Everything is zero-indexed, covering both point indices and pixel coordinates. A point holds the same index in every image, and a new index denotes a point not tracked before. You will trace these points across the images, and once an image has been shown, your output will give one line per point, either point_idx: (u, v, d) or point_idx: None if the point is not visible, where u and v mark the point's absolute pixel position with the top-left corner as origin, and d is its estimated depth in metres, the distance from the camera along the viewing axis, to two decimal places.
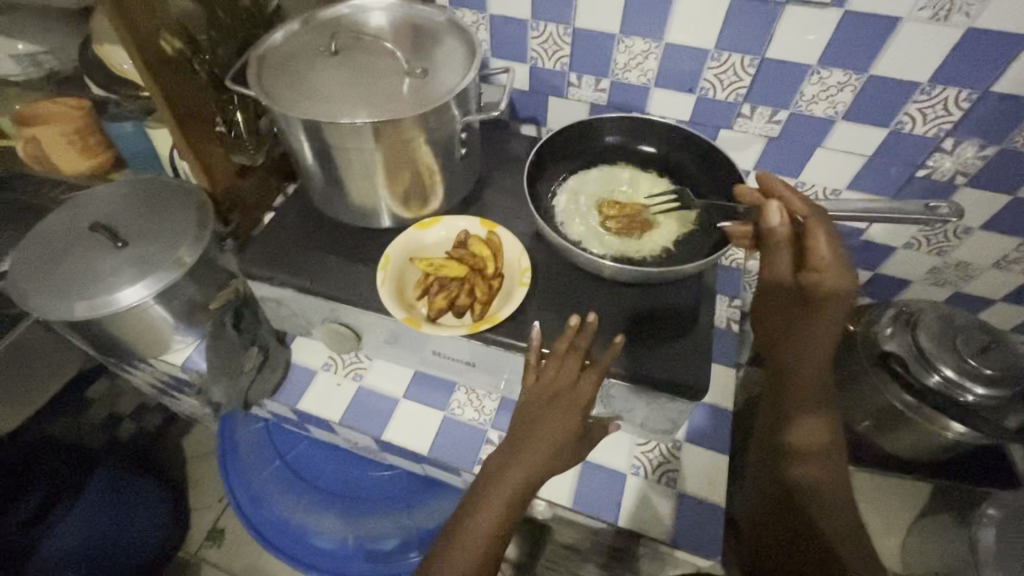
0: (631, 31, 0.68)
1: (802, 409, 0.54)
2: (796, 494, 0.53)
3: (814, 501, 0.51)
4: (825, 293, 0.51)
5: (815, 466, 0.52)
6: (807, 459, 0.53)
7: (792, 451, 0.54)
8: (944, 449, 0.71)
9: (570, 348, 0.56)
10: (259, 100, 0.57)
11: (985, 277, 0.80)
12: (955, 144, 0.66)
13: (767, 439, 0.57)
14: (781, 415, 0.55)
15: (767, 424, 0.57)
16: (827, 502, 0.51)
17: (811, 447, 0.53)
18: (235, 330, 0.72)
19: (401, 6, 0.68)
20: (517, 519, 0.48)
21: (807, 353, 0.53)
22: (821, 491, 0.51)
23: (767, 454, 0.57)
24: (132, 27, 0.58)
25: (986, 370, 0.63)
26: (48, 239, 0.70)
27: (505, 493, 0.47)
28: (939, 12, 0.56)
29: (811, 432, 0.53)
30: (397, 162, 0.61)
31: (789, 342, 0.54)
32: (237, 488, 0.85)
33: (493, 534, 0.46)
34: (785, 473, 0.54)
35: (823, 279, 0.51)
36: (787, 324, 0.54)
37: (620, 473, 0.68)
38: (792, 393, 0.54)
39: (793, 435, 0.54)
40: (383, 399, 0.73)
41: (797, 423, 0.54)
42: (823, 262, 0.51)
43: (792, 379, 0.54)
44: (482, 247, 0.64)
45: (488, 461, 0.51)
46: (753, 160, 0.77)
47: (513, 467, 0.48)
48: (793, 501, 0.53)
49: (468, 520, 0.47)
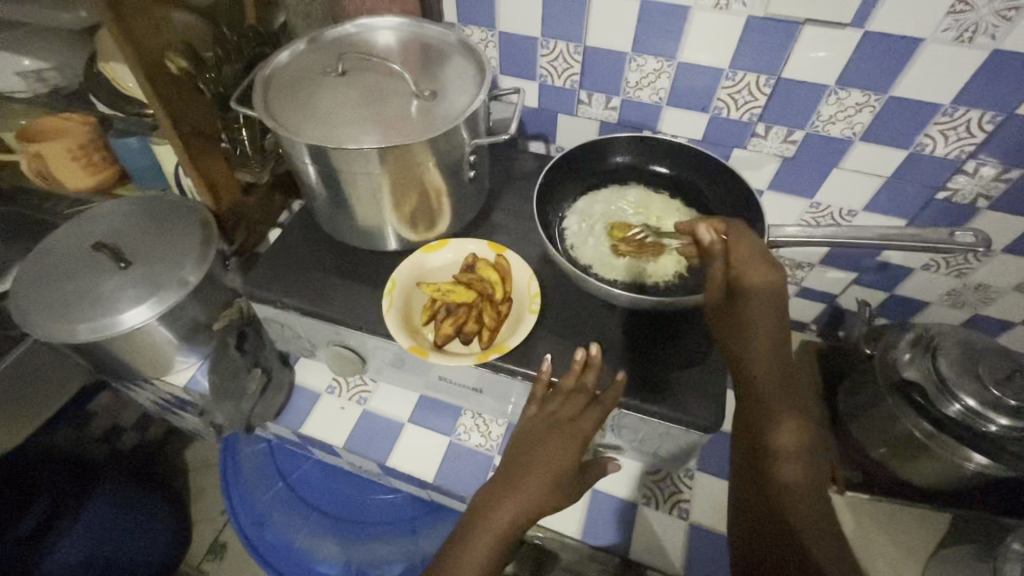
0: (643, 49, 0.67)
1: (770, 407, 0.48)
2: (769, 500, 0.45)
3: (792, 506, 0.43)
4: (753, 285, 0.52)
5: (792, 468, 0.45)
6: (786, 460, 0.46)
7: (766, 454, 0.47)
8: (965, 480, 0.68)
9: (576, 386, 0.56)
10: (264, 123, 0.56)
11: (1006, 301, 0.77)
12: (977, 166, 0.64)
13: (742, 451, 0.50)
14: (754, 419, 0.49)
15: (741, 431, 0.50)
16: (804, 506, 0.43)
17: (789, 447, 0.46)
18: (240, 351, 0.70)
19: (409, 25, 0.67)
20: (510, 552, 0.48)
21: (761, 350, 0.51)
22: (801, 496, 0.44)
23: (742, 466, 0.49)
24: (137, 46, 0.57)
25: (1009, 401, 0.60)
26: (50, 259, 0.69)
27: (498, 527, 0.47)
28: (964, 33, 0.54)
29: (784, 432, 0.47)
30: (404, 185, 0.60)
31: (744, 341, 0.52)
32: (239, 510, 0.84)
33: (486, 565, 0.45)
34: (761, 478, 0.46)
35: (753, 274, 0.52)
36: (741, 324, 0.52)
37: (631, 503, 0.66)
38: (760, 392, 0.50)
39: (766, 436, 0.47)
40: (387, 423, 0.71)
41: (770, 422, 0.48)
42: (747, 259, 0.53)
43: (753, 378, 0.50)
44: (490, 272, 0.63)
45: (480, 493, 0.50)
46: (767, 180, 0.76)
47: (509, 497, 0.48)
48: (769, 507, 0.44)
49: (459, 551, 0.46)
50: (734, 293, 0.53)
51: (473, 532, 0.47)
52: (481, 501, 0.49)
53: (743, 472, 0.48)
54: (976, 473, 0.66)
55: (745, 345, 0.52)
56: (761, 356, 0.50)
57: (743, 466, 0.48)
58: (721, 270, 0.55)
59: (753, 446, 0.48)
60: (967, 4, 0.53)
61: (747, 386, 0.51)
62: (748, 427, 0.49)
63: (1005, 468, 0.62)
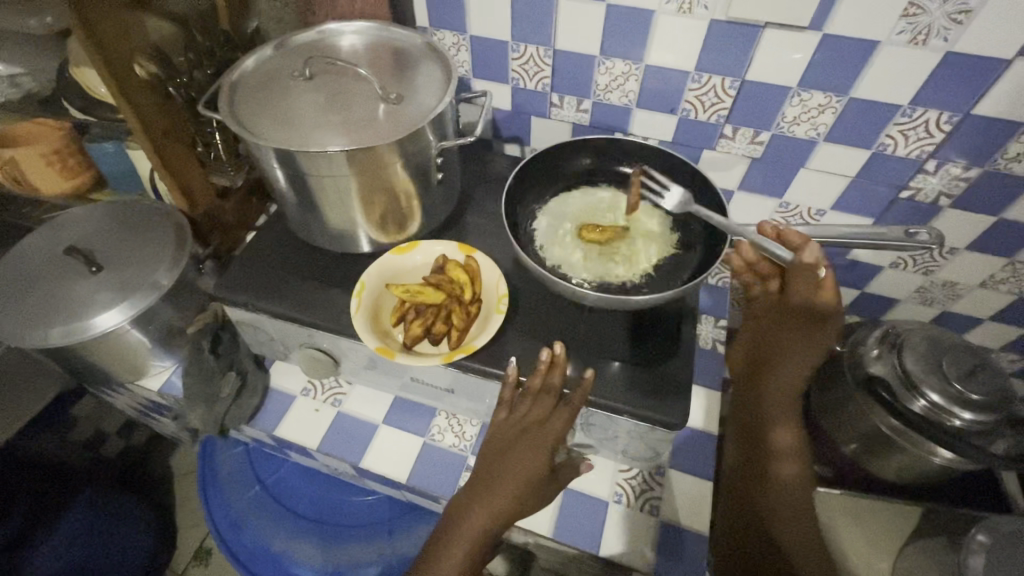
0: (611, 52, 0.68)
1: (779, 411, 0.61)
2: (768, 491, 0.58)
3: (784, 499, 0.57)
4: (811, 302, 0.59)
5: (789, 469, 0.58)
6: (786, 460, 0.59)
7: (772, 449, 0.59)
8: (931, 474, 0.70)
9: (543, 387, 0.57)
10: (232, 129, 0.56)
11: (973, 297, 0.79)
12: (938, 165, 0.65)
13: (750, 440, 0.62)
14: (765, 415, 0.61)
15: (749, 422, 0.63)
16: (792, 500, 0.57)
17: (788, 449, 0.59)
18: (214, 355, 0.70)
19: (379, 29, 0.68)
20: (490, 544, 0.52)
21: (792, 365, 0.61)
22: (794, 492, 0.57)
23: (748, 454, 0.62)
24: (105, 52, 0.57)
25: (972, 396, 0.62)
26: (24, 264, 0.69)
27: (480, 522, 0.51)
28: (917, 36, 0.56)
29: (789, 433, 0.60)
30: (374, 188, 0.61)
31: (782, 354, 0.62)
32: (216, 513, 0.84)
33: (473, 550, 0.51)
34: (761, 467, 0.60)
35: (826, 299, 0.59)
36: (787, 336, 0.62)
37: (603, 501, 0.67)
38: (776, 397, 0.61)
39: (772, 435, 0.60)
40: (361, 424, 0.72)
41: (778, 423, 0.60)
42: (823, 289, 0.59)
43: (775, 385, 0.62)
44: (458, 272, 0.63)
45: (463, 490, 0.55)
46: (737, 180, 0.77)
47: (491, 495, 0.53)
48: (766, 494, 0.58)
49: (450, 535, 0.52)
50: (805, 314, 0.60)
51: (462, 522, 0.52)
52: (462, 499, 0.54)
53: (746, 459, 0.62)
54: (941, 466, 0.67)
55: (783, 358, 0.62)
56: (788, 369, 0.61)
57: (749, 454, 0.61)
58: (806, 289, 0.59)
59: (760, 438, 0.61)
60: (918, 8, 0.54)
61: (766, 387, 0.62)
62: (757, 421, 0.62)
63: (970, 461, 0.63)
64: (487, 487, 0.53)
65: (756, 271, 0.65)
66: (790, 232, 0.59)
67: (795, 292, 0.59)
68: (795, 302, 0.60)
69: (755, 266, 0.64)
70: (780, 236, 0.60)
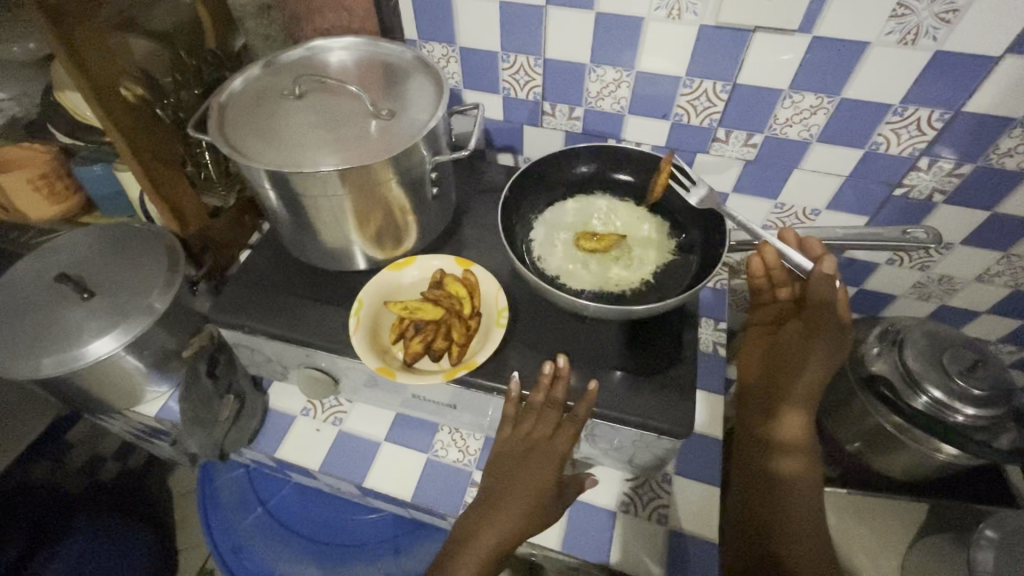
0: (601, 60, 0.68)
1: (786, 405, 0.62)
2: (772, 481, 0.61)
3: (787, 491, 0.59)
4: (825, 306, 0.61)
5: (794, 464, 0.60)
6: (791, 454, 0.61)
7: (779, 443, 0.61)
8: (937, 470, 0.69)
9: (547, 402, 0.57)
10: (224, 152, 0.55)
11: (970, 291, 0.79)
12: (931, 162, 0.66)
13: (758, 431, 0.64)
14: (770, 410, 0.64)
15: (761, 413, 0.65)
16: (795, 495, 0.59)
17: (794, 443, 0.61)
18: (211, 378, 0.66)
19: (367, 44, 0.68)
20: (503, 559, 0.52)
21: (803, 359, 0.62)
22: (796, 485, 0.60)
23: (755, 444, 0.64)
24: (90, 76, 0.56)
25: (973, 391, 0.62)
26: (13, 292, 0.68)
27: (490, 537, 0.51)
28: (906, 36, 0.56)
29: (794, 428, 0.61)
30: (367, 206, 0.60)
31: (797, 352, 0.63)
32: (219, 537, 0.84)
33: (484, 562, 0.50)
34: (765, 461, 0.62)
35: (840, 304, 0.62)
36: (797, 337, 0.64)
37: (610, 511, 0.66)
38: (786, 391, 0.62)
39: (781, 429, 0.61)
40: (364, 442, 0.71)
41: (785, 417, 0.61)
42: (832, 294, 0.60)
43: (785, 382, 0.63)
44: (458, 287, 0.63)
45: (472, 509, 0.54)
46: (731, 183, 0.77)
47: (501, 509, 0.53)
48: (769, 484, 0.61)
49: (459, 549, 0.51)
50: (818, 314, 0.61)
51: (472, 536, 0.52)
52: (471, 518, 0.53)
53: (753, 448, 0.64)
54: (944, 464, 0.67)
55: (792, 358, 0.63)
56: (798, 363, 0.62)
57: (756, 444, 0.64)
58: (823, 291, 0.60)
59: (765, 432, 0.63)
60: (907, 9, 0.54)
61: (779, 380, 0.64)
62: (766, 413, 0.64)
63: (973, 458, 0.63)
64: (499, 499, 0.53)
65: (774, 282, 0.71)
66: (811, 241, 0.65)
67: (815, 293, 0.61)
68: (812, 303, 0.61)
69: (772, 275, 0.71)
70: (801, 245, 0.66)
